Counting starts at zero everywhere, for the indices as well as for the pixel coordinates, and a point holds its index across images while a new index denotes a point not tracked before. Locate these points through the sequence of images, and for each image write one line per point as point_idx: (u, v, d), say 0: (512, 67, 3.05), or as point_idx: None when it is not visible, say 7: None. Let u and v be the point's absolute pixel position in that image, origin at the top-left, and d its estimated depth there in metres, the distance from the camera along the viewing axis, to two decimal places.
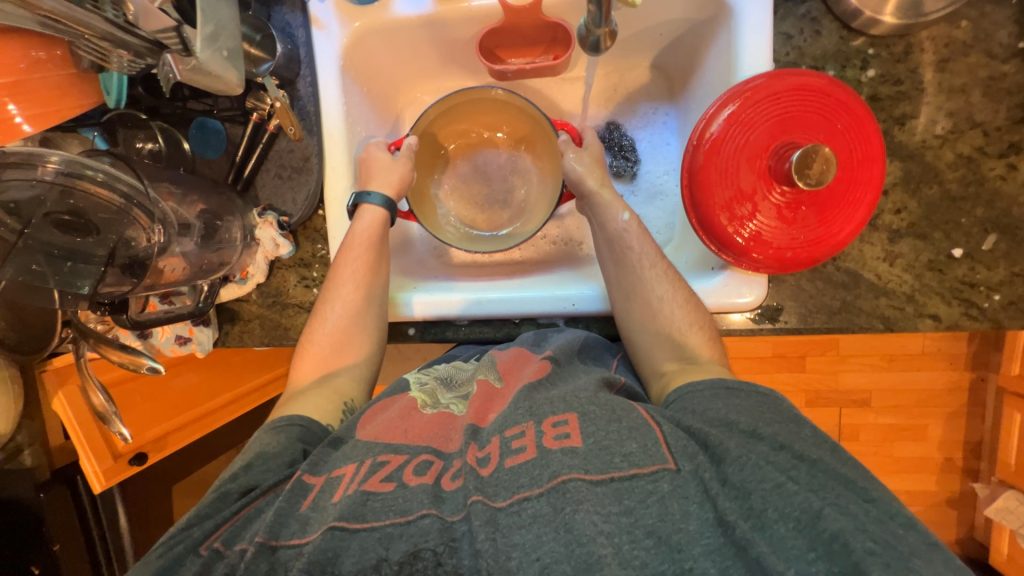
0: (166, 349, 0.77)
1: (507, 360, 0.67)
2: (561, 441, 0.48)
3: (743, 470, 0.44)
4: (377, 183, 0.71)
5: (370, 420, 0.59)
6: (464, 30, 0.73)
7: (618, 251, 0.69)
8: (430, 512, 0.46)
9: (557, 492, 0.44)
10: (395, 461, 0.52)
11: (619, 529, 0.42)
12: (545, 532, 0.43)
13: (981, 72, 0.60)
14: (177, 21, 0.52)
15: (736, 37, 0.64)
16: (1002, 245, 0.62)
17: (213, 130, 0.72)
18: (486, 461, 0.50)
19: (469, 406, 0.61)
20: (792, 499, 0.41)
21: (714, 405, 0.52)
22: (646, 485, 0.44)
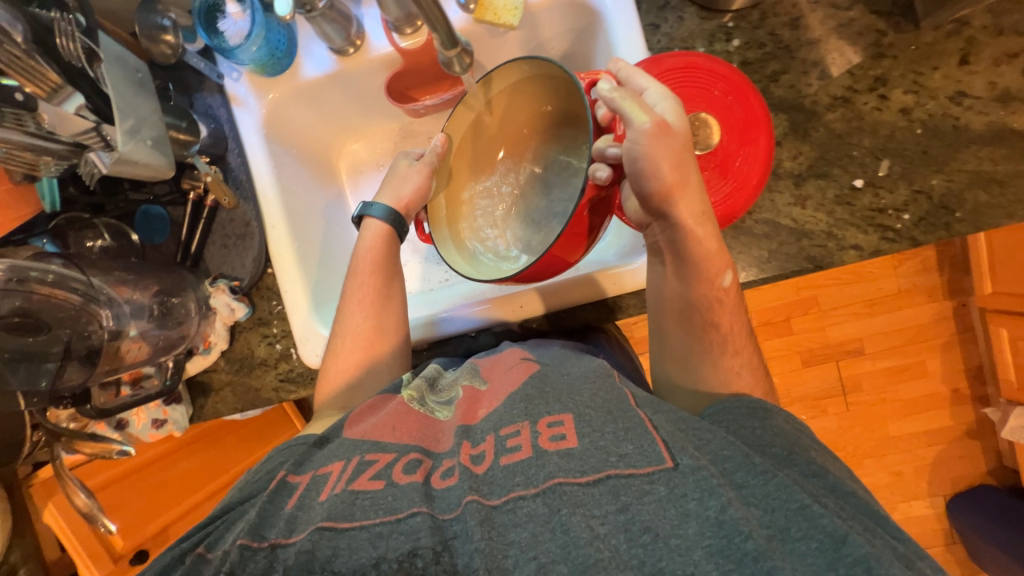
0: (145, 435, 0.78)
1: (488, 364, 0.67)
2: (557, 442, 0.49)
3: (765, 483, 0.44)
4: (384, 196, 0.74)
5: (358, 420, 0.60)
6: (371, 79, 0.78)
7: (699, 318, 0.62)
8: (421, 510, 0.46)
9: (553, 492, 0.45)
10: (383, 460, 0.53)
11: (616, 529, 0.42)
12: (541, 531, 0.43)
13: (831, 22, 0.66)
14: (95, 122, 0.58)
15: (612, 36, 0.70)
16: (897, 167, 0.66)
17: (156, 216, 0.76)
18: (480, 458, 0.51)
19: (456, 411, 0.60)
20: (817, 522, 0.41)
21: (748, 425, 0.53)
22: (642, 484, 0.44)
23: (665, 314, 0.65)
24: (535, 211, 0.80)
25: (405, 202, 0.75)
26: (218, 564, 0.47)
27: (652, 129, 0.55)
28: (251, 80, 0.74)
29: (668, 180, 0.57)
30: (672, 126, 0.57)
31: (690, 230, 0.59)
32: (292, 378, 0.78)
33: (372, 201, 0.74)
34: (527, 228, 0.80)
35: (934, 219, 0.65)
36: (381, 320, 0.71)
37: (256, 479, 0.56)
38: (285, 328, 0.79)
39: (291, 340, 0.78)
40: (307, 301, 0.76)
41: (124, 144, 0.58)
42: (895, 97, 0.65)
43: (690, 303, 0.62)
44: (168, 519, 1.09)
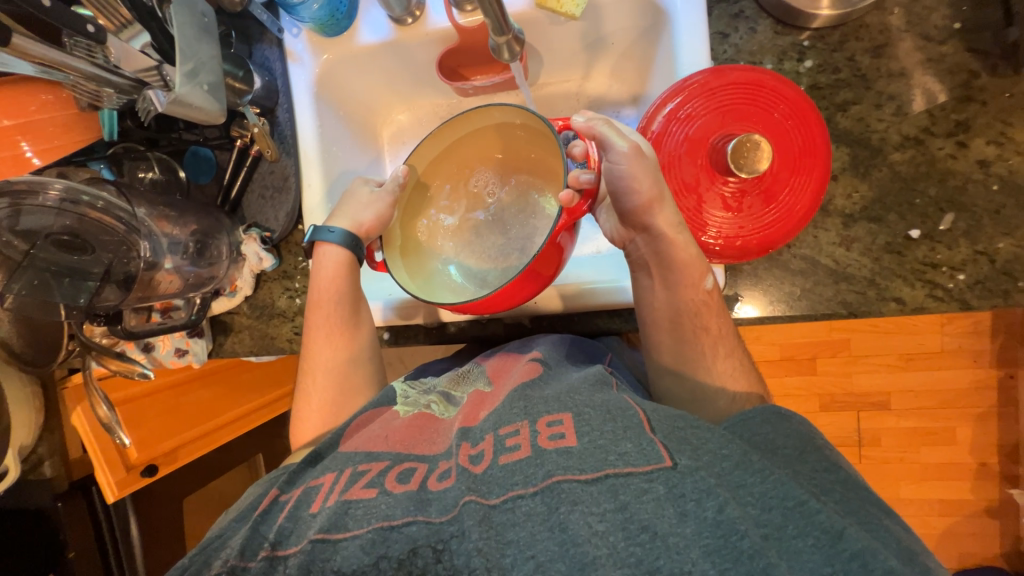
0: (168, 361, 0.83)
1: (495, 365, 0.70)
2: (556, 441, 0.49)
3: (763, 481, 0.43)
4: (339, 218, 0.73)
5: (353, 433, 0.64)
6: (424, 52, 0.78)
7: (686, 323, 0.63)
8: (416, 519, 0.48)
9: (551, 490, 0.45)
10: (375, 468, 0.56)
11: (614, 527, 0.42)
12: (540, 530, 0.44)
13: (920, 55, 0.61)
14: (158, 61, 0.61)
15: (676, 40, 0.67)
16: (961, 223, 0.61)
17: (204, 157, 0.80)
18: (479, 458, 0.52)
19: (458, 412, 0.64)
20: (815, 518, 0.41)
21: (763, 433, 0.51)
22: (640, 483, 0.44)
23: (652, 315, 0.65)
24: (489, 247, 0.79)
25: (366, 227, 0.72)
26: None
27: (627, 153, 0.58)
28: (310, 38, 0.76)
29: (647, 194, 0.59)
30: (645, 154, 0.59)
31: (672, 239, 0.60)
32: None
33: (326, 226, 0.72)
34: (481, 263, 0.78)
35: (992, 284, 0.60)
36: (352, 356, 0.74)
37: (245, 504, 0.60)
38: (306, 284, 0.81)
39: (310, 297, 0.81)
40: None
41: (181, 86, 0.61)
42: (976, 147, 0.60)
43: (676, 308, 0.63)
44: (178, 441, 1.18)
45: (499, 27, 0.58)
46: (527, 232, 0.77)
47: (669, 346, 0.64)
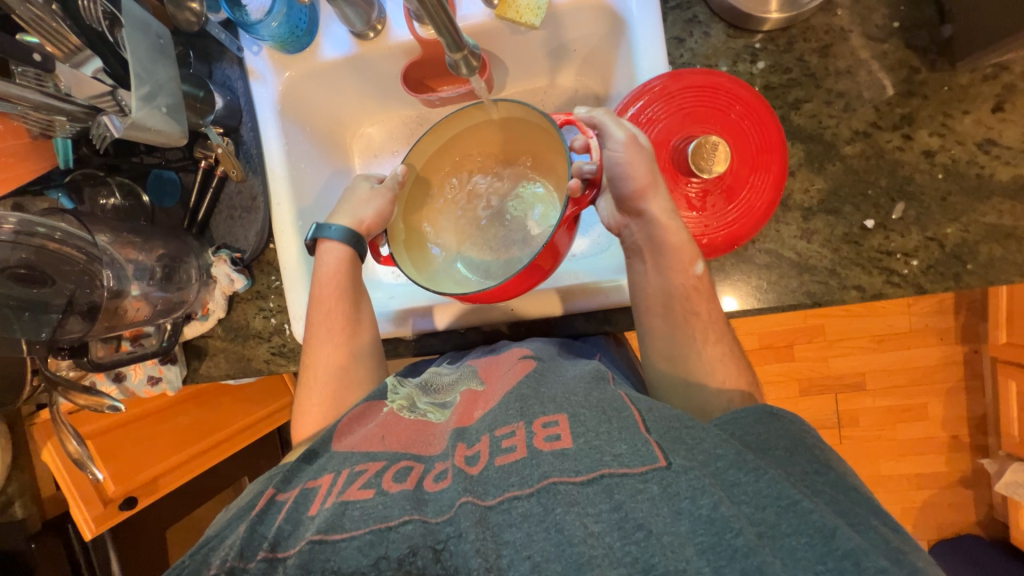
0: (140, 390, 0.81)
1: (486, 364, 0.70)
2: (553, 442, 0.50)
3: (757, 480, 0.44)
4: (341, 216, 0.72)
5: (347, 432, 0.63)
6: (388, 66, 0.78)
7: (676, 307, 0.63)
8: (412, 517, 0.49)
9: (547, 492, 0.47)
10: (372, 469, 0.56)
11: (610, 527, 0.44)
12: (536, 530, 0.45)
13: (863, 53, 0.64)
14: (112, 86, 0.59)
15: (634, 46, 0.68)
16: (911, 212, 0.64)
17: (168, 180, 0.79)
18: (474, 459, 0.53)
19: (450, 414, 0.63)
20: (808, 517, 0.42)
21: (754, 430, 0.51)
22: (635, 483, 0.45)
23: (643, 300, 0.65)
24: (493, 240, 0.80)
25: (367, 224, 0.72)
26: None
27: (625, 140, 0.60)
28: (270, 56, 0.75)
29: (642, 182, 0.61)
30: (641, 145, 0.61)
31: (665, 225, 0.61)
32: (283, 352, 0.81)
33: (328, 223, 0.72)
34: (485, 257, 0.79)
35: (943, 267, 0.63)
36: (348, 349, 0.71)
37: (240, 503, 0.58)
38: (281, 304, 0.80)
39: (286, 316, 0.80)
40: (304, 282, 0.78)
41: (138, 111, 0.59)
42: (920, 139, 0.63)
43: (664, 291, 0.63)
44: (157, 471, 1.15)
45: (455, 44, 0.58)
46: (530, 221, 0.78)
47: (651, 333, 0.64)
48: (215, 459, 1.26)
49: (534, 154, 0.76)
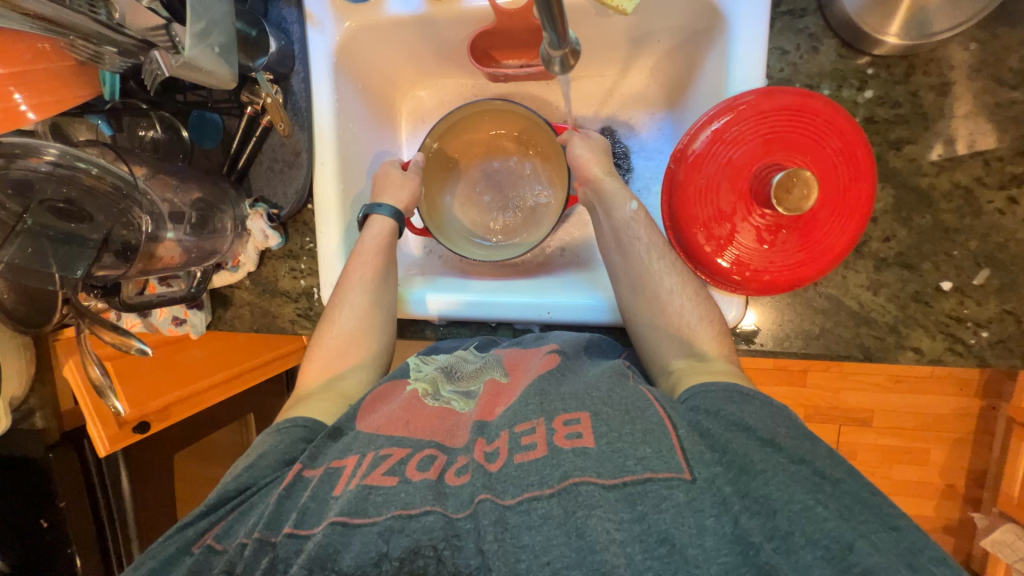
0: (164, 328, 0.81)
1: (513, 356, 0.69)
2: (573, 441, 0.49)
3: (769, 483, 0.43)
4: (388, 197, 0.76)
5: (369, 412, 0.62)
6: (455, 30, 0.72)
7: (624, 240, 0.68)
8: (434, 509, 0.48)
9: (568, 493, 0.45)
10: (398, 455, 0.54)
11: (631, 538, 0.43)
12: (556, 535, 0.44)
13: (987, 98, 0.57)
14: (166, 19, 0.55)
15: (729, 50, 0.62)
16: (995, 281, 0.59)
17: (212, 122, 0.75)
18: (494, 456, 0.52)
19: (475, 406, 0.63)
20: (823, 526, 0.40)
21: (728, 410, 0.51)
22: (660, 489, 0.44)
23: (602, 239, 0.71)
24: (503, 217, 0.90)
25: (406, 203, 0.77)
26: (234, 558, 0.49)
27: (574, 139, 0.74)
28: (333, 2, 0.69)
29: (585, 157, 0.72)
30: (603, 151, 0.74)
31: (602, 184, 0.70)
32: (309, 315, 0.80)
33: (379, 202, 0.75)
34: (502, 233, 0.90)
35: (1013, 344, 0.59)
36: (369, 314, 0.71)
37: (264, 466, 0.57)
38: (312, 267, 0.79)
39: (315, 280, 0.79)
40: (337, 250, 0.76)
41: (191, 49, 0.55)
42: None
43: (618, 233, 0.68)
44: (170, 399, 1.18)
45: (559, 41, 0.49)
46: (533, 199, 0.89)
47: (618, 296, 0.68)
48: (224, 394, 1.31)
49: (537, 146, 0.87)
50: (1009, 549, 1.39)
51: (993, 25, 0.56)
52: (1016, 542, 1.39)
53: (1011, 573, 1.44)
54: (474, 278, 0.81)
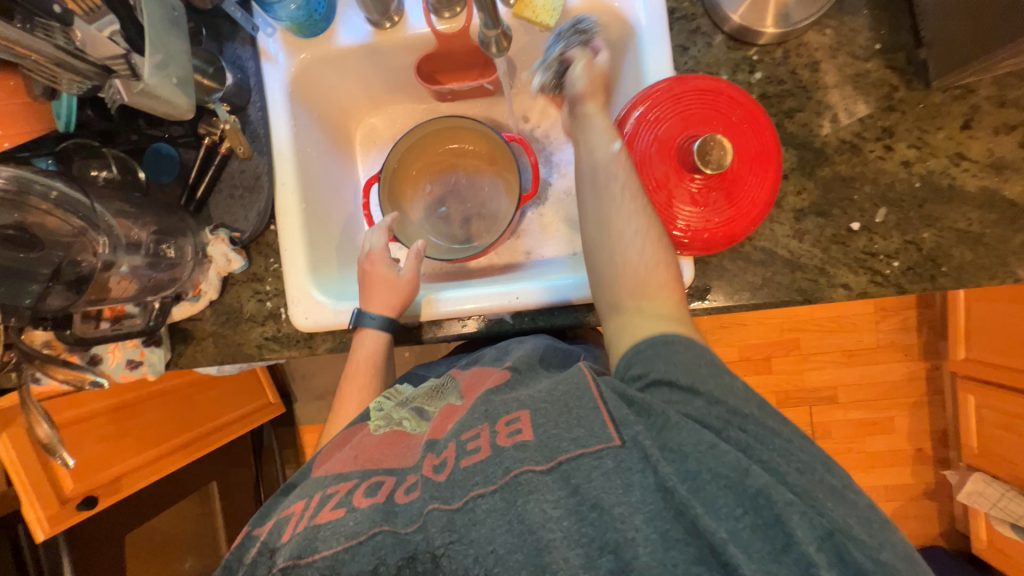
0: (118, 375, 0.78)
1: (470, 379, 0.71)
2: (513, 437, 0.51)
3: (682, 432, 0.47)
4: (376, 304, 0.74)
5: (326, 458, 0.63)
6: (401, 57, 0.79)
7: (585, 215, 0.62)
8: (383, 528, 0.49)
9: (512, 485, 0.47)
10: (344, 489, 0.55)
11: (568, 512, 0.46)
12: (499, 524, 0.46)
13: (849, 70, 0.69)
14: (125, 50, 0.57)
15: (641, 51, 0.73)
16: (893, 216, 0.69)
17: (167, 155, 0.78)
18: (441, 467, 0.52)
19: (427, 423, 0.63)
20: (724, 458, 0.45)
21: (655, 367, 0.52)
22: (590, 462, 0.47)
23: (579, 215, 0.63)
24: (465, 222, 0.96)
25: (396, 305, 0.74)
26: None
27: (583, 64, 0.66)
28: (285, 38, 0.75)
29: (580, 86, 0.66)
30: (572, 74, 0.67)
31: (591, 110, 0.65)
32: (277, 338, 0.78)
33: (365, 311, 0.73)
34: (468, 237, 0.95)
35: (921, 269, 0.68)
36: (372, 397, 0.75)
37: None
38: (278, 287, 0.79)
39: (282, 300, 0.78)
40: (305, 264, 0.77)
41: (151, 77, 0.59)
42: (899, 149, 0.68)
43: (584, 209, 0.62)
44: (122, 468, 1.10)
45: (491, 23, 0.62)
46: (491, 202, 0.95)
47: (587, 217, 0.61)
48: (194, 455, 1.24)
49: (488, 156, 0.93)
50: (983, 497, 1.47)
51: (839, 15, 0.70)
52: (987, 489, 1.47)
53: (992, 523, 1.49)
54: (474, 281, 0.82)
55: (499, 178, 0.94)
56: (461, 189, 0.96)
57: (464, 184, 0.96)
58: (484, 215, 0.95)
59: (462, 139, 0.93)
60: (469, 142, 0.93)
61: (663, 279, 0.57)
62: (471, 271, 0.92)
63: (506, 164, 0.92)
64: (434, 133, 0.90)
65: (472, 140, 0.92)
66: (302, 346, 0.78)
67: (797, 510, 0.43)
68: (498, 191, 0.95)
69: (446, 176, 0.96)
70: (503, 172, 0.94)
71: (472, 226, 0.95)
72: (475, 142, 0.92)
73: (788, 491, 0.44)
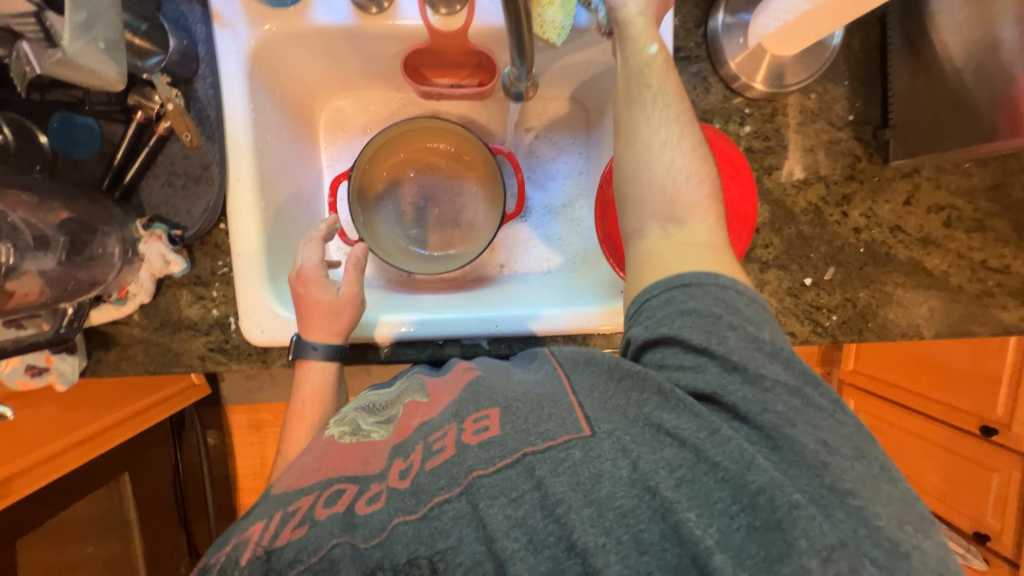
0: (12, 381, 0.65)
1: (435, 381, 0.62)
2: (480, 435, 0.46)
3: (679, 416, 0.43)
4: (318, 331, 0.67)
5: (285, 471, 0.54)
6: (386, 46, 0.71)
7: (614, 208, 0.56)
8: (340, 541, 0.43)
9: (472, 488, 0.43)
10: (307, 504, 0.48)
11: (532, 507, 0.41)
12: (466, 532, 0.42)
13: (824, 136, 0.74)
14: (38, 7, 0.45)
15: None
16: (838, 275, 0.76)
17: (82, 126, 0.63)
18: (406, 471, 0.47)
19: (392, 428, 0.55)
20: (727, 445, 0.40)
21: (668, 319, 0.46)
22: (557, 454, 0.43)
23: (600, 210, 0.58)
24: (439, 228, 0.90)
25: (341, 329, 0.68)
26: None
27: None
28: (246, 5, 0.64)
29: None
30: (628, 33, 0.57)
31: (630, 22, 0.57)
32: (224, 349, 0.70)
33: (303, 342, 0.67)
34: (441, 245, 0.90)
35: (853, 323, 0.77)
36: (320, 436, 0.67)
37: None
38: (226, 294, 0.70)
39: (232, 308, 0.70)
40: (262, 271, 0.68)
41: (72, 44, 0.47)
42: (853, 217, 0.75)
43: (621, 196, 0.55)
44: (14, 468, 0.93)
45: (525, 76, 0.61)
46: (468, 209, 0.90)
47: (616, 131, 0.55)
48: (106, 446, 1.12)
49: (469, 161, 0.88)
50: None
51: (824, 81, 0.73)
52: None
53: None
54: (422, 297, 0.80)
55: (479, 186, 0.90)
56: (436, 192, 0.90)
57: (441, 186, 0.90)
58: (460, 223, 0.90)
59: (444, 140, 0.87)
60: (450, 144, 0.87)
61: (700, 197, 0.51)
62: (441, 281, 0.89)
63: (487, 173, 0.88)
64: (410, 130, 0.83)
65: (455, 143, 0.87)
66: (255, 359, 0.71)
67: (808, 515, 0.37)
68: (476, 199, 0.90)
69: (421, 176, 0.89)
70: (483, 180, 0.89)
71: (446, 233, 0.90)
72: (456, 145, 0.87)
73: (794, 490, 0.38)
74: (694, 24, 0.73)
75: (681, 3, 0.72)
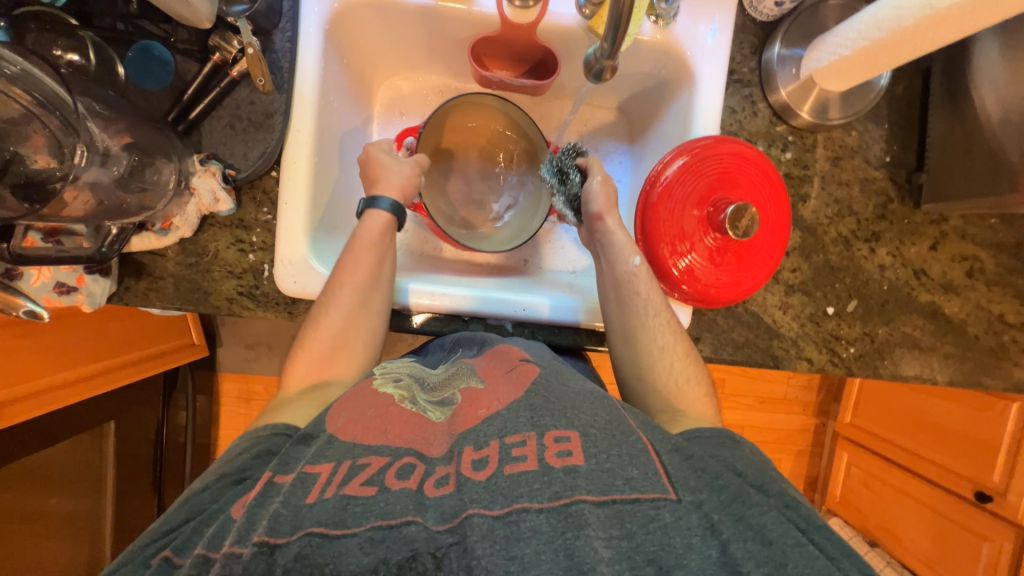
0: (38, 296, 0.65)
1: (486, 364, 0.62)
2: (564, 459, 0.45)
3: (766, 518, 0.45)
4: (384, 188, 0.71)
5: (340, 414, 0.54)
6: (458, 30, 0.75)
7: (625, 292, 0.68)
8: (415, 520, 0.42)
9: (562, 512, 0.42)
10: (376, 463, 0.47)
11: (619, 555, 0.40)
12: (545, 550, 0.40)
13: (860, 173, 0.77)
14: None
15: (694, 100, 0.74)
16: (860, 308, 0.78)
17: (157, 57, 0.65)
18: (481, 465, 0.46)
19: (451, 413, 0.55)
20: (815, 562, 0.41)
21: (719, 452, 0.53)
22: (647, 510, 0.43)
23: (600, 286, 0.71)
24: (472, 210, 0.92)
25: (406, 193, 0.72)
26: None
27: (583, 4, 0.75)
28: None
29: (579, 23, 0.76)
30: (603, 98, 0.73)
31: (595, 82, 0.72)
32: (254, 295, 0.70)
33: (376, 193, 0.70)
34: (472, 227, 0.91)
35: (869, 358, 0.78)
36: (369, 281, 0.67)
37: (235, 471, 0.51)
38: (265, 241, 0.70)
39: (268, 255, 0.71)
40: (303, 224, 0.69)
41: None
42: (880, 254, 0.78)
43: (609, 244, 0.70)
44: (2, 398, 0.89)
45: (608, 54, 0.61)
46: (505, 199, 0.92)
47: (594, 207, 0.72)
48: (100, 389, 1.11)
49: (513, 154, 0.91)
50: None
51: (865, 121, 0.77)
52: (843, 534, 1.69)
53: None
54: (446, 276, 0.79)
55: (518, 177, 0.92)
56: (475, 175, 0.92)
57: (481, 172, 0.92)
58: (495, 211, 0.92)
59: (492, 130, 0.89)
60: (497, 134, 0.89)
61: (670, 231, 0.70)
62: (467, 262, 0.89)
63: (528, 167, 0.90)
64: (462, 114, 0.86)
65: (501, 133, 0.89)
66: (280, 309, 0.71)
67: None
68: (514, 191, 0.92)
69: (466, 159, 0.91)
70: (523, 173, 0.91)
71: (479, 218, 0.92)
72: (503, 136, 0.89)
73: None
74: (750, 52, 0.77)
75: (739, 30, 0.77)
